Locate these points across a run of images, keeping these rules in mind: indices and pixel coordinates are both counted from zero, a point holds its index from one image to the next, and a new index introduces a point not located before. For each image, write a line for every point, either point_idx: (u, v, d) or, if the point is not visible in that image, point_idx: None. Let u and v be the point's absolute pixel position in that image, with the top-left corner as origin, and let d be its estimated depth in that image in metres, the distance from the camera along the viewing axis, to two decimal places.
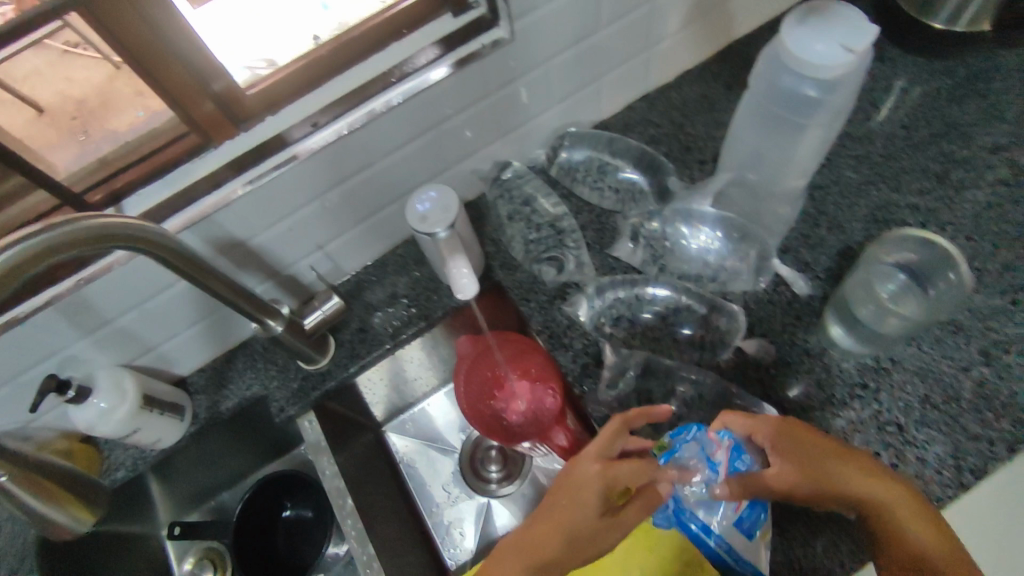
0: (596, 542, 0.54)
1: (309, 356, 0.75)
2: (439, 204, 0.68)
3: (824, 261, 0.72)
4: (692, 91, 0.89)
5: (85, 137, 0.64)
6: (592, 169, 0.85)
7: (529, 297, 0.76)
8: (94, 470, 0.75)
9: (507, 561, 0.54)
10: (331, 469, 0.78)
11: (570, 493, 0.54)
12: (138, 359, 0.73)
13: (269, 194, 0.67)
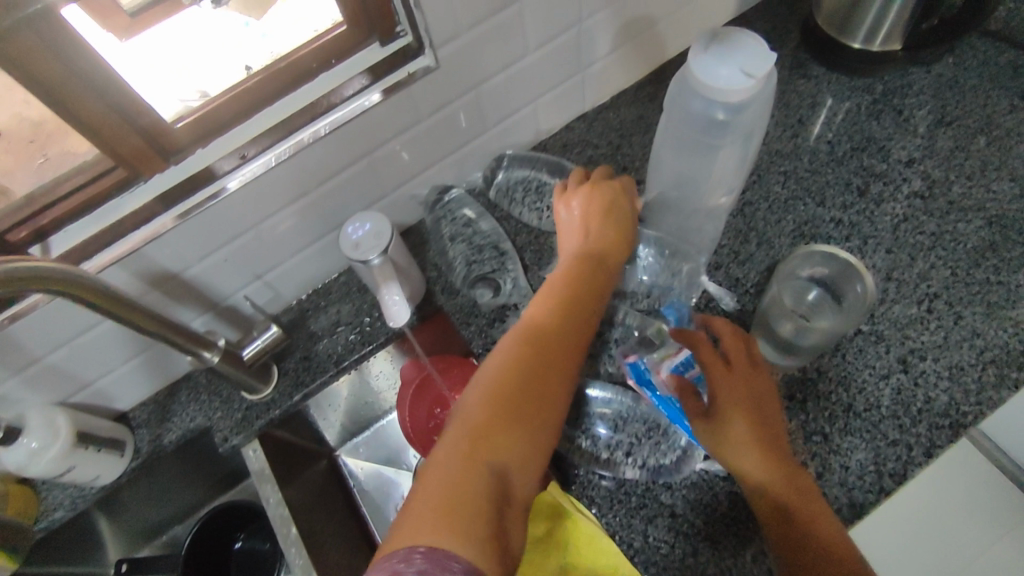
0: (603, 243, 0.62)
1: (249, 385, 0.75)
2: (372, 232, 0.69)
3: (753, 276, 0.76)
4: (629, 112, 0.92)
5: (43, 160, 0.64)
6: (530, 188, 0.86)
7: (470, 321, 0.78)
8: (30, 514, 0.73)
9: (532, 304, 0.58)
10: (275, 497, 0.78)
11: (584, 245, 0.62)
12: (74, 395, 0.72)
13: (200, 227, 0.67)
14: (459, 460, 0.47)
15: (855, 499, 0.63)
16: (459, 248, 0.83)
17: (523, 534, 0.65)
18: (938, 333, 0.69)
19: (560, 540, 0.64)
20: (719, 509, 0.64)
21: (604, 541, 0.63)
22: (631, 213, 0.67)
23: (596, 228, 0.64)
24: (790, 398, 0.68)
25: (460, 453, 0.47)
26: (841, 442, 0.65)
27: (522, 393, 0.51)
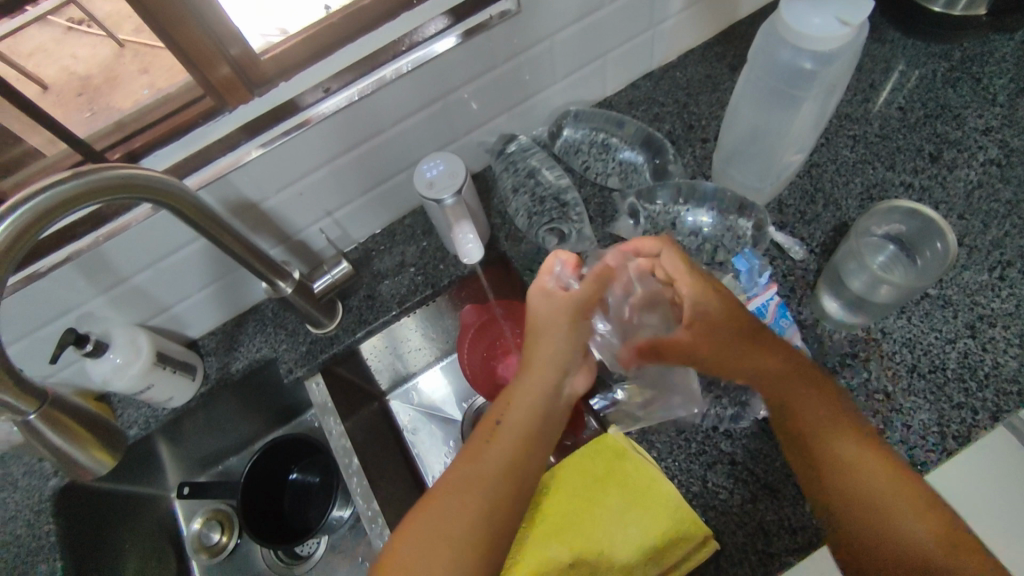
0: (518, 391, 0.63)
1: (316, 319, 0.77)
2: (446, 172, 0.70)
3: (820, 236, 0.75)
4: (696, 71, 0.91)
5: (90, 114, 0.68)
6: (594, 145, 0.86)
7: (533, 268, 0.80)
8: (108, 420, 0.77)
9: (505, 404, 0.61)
10: (338, 429, 0.81)
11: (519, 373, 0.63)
12: (153, 318, 0.76)
13: (281, 158, 0.68)
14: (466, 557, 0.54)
15: (917, 457, 0.63)
16: (521, 201, 0.83)
17: (585, 474, 0.68)
18: (1009, 301, 0.68)
19: (620, 478, 0.66)
20: (780, 459, 0.64)
21: (665, 483, 0.64)
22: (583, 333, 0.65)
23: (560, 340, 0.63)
24: (853, 356, 0.68)
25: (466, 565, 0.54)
26: (904, 402, 0.65)
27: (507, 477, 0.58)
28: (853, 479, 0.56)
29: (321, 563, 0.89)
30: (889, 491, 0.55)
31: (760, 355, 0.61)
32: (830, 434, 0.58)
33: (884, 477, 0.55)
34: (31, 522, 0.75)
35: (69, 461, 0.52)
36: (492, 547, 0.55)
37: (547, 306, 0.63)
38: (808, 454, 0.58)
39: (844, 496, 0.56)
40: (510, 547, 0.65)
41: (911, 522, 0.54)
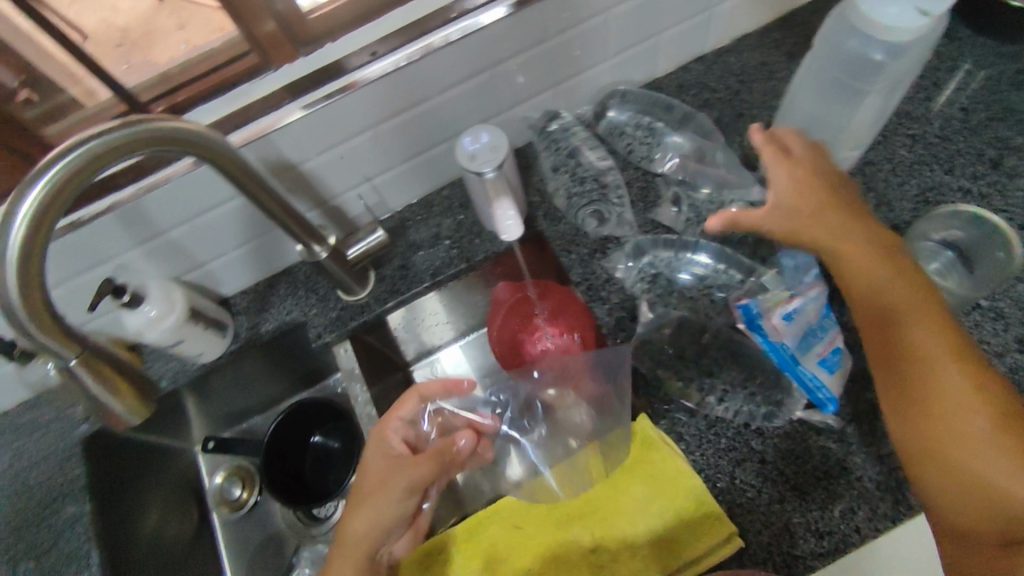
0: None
1: (348, 286, 0.76)
2: (490, 144, 0.68)
3: None
4: (751, 58, 0.88)
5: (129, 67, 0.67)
6: (641, 126, 0.84)
7: (571, 249, 0.77)
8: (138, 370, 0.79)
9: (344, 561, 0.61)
10: (363, 397, 0.81)
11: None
12: (187, 274, 0.76)
13: (324, 121, 0.67)
14: None
15: None
16: (560, 181, 0.82)
17: (612, 461, 0.67)
18: None
19: (645, 467, 0.65)
20: (811, 461, 0.63)
21: (691, 476, 0.63)
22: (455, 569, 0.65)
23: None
24: None
25: None
26: None
27: None
28: (962, 444, 0.49)
29: (338, 527, 0.89)
30: (1001, 448, 0.48)
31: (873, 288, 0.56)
32: (899, 358, 0.54)
33: (1006, 442, 0.48)
34: (61, 464, 0.77)
35: (106, 409, 0.52)
36: None
37: (377, 461, 0.65)
38: (913, 405, 0.52)
39: (948, 469, 0.50)
40: (529, 526, 0.66)
41: (1006, 473, 0.47)
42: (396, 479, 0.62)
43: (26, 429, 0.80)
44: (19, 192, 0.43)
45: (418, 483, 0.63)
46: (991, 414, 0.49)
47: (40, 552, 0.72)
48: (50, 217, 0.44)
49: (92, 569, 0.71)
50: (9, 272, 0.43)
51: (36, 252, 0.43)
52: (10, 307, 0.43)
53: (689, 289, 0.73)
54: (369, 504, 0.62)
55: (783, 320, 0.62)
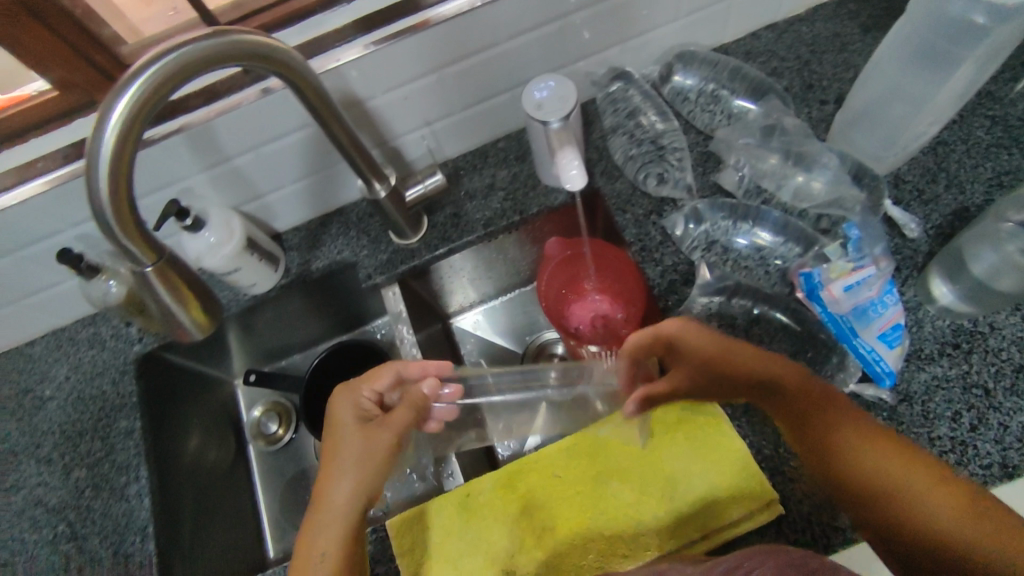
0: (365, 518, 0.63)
1: (402, 229, 0.77)
2: (556, 94, 0.68)
3: (937, 217, 0.70)
4: (825, 28, 0.85)
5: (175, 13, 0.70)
6: (704, 96, 0.81)
7: (626, 209, 0.76)
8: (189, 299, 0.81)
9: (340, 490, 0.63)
10: (409, 339, 0.82)
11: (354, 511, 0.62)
12: (246, 204, 0.77)
13: (396, 58, 0.67)
14: None
15: (1011, 460, 0.60)
16: (620, 141, 0.80)
17: (654, 422, 0.67)
18: None
19: (688, 429, 0.66)
20: None
21: (734, 440, 0.64)
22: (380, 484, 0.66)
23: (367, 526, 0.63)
24: (954, 346, 0.65)
25: None
26: (1005, 401, 0.62)
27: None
28: (843, 443, 0.56)
29: None
30: (862, 445, 0.55)
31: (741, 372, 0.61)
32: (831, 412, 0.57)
33: (880, 445, 0.55)
34: (115, 380, 0.80)
35: (173, 320, 0.53)
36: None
37: (348, 411, 0.66)
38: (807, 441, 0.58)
39: (893, 522, 0.52)
40: (568, 477, 0.67)
41: (919, 486, 0.52)
42: (335, 494, 0.62)
43: (82, 344, 0.83)
44: (114, 91, 0.42)
45: (399, 431, 0.67)
46: (857, 430, 0.56)
47: (94, 461, 0.76)
48: (141, 122, 0.43)
49: (141, 482, 0.74)
50: (100, 169, 0.43)
51: (126, 154, 0.43)
52: (99, 203, 0.44)
53: (745, 257, 0.73)
54: (337, 480, 0.63)
55: (842, 292, 0.62)
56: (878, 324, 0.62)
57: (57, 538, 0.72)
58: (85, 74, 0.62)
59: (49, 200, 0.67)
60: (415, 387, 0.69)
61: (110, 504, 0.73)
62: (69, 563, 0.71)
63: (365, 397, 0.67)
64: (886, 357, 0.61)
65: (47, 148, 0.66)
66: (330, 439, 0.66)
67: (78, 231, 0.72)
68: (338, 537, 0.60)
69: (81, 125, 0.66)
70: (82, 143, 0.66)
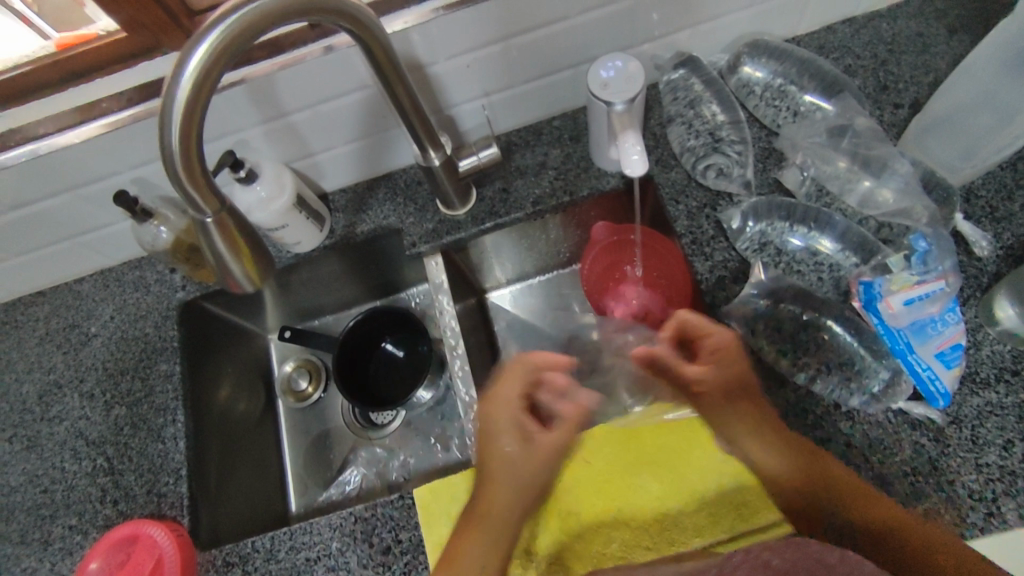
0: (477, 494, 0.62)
1: (450, 200, 0.76)
2: (624, 74, 0.66)
3: (1009, 236, 0.67)
4: (907, 27, 0.80)
5: None
6: (772, 88, 0.77)
7: (679, 200, 0.74)
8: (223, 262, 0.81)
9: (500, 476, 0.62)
10: (448, 311, 0.81)
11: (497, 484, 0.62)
12: (297, 161, 0.77)
13: (464, 24, 0.65)
14: None
15: None
16: (677, 130, 0.77)
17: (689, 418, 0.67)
18: None
19: None
20: (900, 455, 0.61)
21: None
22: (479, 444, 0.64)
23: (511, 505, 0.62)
24: (1012, 372, 0.62)
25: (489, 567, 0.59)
26: None
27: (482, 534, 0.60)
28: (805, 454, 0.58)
29: (395, 435, 0.91)
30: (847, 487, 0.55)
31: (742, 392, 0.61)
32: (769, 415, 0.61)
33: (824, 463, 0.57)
34: (158, 325, 0.81)
35: (225, 270, 0.53)
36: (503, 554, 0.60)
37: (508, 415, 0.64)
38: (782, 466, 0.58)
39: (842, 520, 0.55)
40: (598, 466, 0.67)
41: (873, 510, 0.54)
42: (469, 551, 0.59)
43: (128, 286, 0.84)
44: (193, 38, 0.42)
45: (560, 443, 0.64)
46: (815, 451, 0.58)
47: (134, 400, 0.78)
48: (216, 71, 0.43)
49: (178, 425, 0.76)
50: (173, 116, 0.43)
51: (200, 102, 0.43)
52: (168, 149, 0.44)
53: (800, 260, 0.70)
54: (475, 535, 0.59)
55: (903, 307, 0.61)
56: (937, 342, 0.61)
57: (95, 471, 0.75)
58: (154, 16, 0.62)
59: (110, 141, 0.67)
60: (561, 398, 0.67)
61: (146, 444, 0.75)
62: (106, 496, 0.73)
63: (507, 444, 0.63)
64: (942, 375, 0.60)
65: (112, 90, 0.67)
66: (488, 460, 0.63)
67: (134, 174, 0.73)
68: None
69: (146, 69, 0.67)
70: (146, 87, 0.66)
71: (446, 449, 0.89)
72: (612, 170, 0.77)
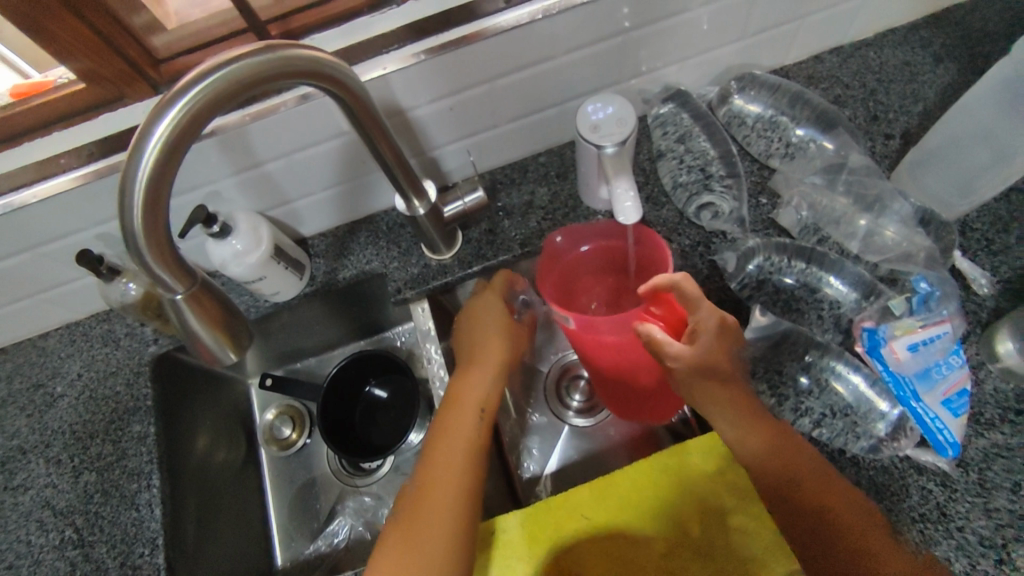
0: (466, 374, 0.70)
1: (435, 244, 0.73)
2: (615, 116, 0.64)
3: (1005, 270, 0.66)
4: (894, 56, 0.79)
5: None
6: (763, 121, 0.76)
7: (672, 238, 0.72)
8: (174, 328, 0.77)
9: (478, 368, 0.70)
10: (436, 358, 0.78)
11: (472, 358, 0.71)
12: (274, 209, 0.74)
13: (446, 68, 0.63)
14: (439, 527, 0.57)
15: None
16: (668, 165, 0.75)
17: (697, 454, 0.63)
18: None
19: (728, 479, 0.61)
20: (908, 501, 0.58)
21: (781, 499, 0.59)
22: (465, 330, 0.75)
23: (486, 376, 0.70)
24: (1016, 412, 0.61)
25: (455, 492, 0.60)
26: None
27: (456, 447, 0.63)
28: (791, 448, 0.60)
29: (383, 481, 0.87)
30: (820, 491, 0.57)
31: (720, 385, 0.60)
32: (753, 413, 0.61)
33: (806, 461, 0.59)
34: (130, 382, 0.77)
35: (196, 342, 0.48)
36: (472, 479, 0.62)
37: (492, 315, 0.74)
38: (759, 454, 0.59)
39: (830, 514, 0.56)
40: (596, 518, 0.62)
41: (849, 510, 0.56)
42: (466, 393, 0.68)
43: (96, 341, 0.80)
44: (157, 109, 0.39)
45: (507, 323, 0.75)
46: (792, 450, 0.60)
47: (104, 465, 0.73)
48: (183, 146, 0.40)
49: (152, 491, 0.71)
50: (136, 191, 0.39)
51: (166, 178, 0.40)
52: (131, 228, 0.40)
53: (797, 297, 0.69)
54: (468, 382, 0.68)
55: (907, 351, 0.60)
56: (942, 389, 0.60)
57: (63, 543, 0.70)
58: (115, 68, 0.58)
59: (72, 198, 0.64)
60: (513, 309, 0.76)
61: (119, 512, 0.71)
62: (76, 570, 0.69)
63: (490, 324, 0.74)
64: (950, 423, 0.59)
65: (73, 144, 0.63)
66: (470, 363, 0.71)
67: (98, 231, 0.69)
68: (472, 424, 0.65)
69: (107, 121, 0.63)
70: (108, 139, 0.62)
71: None
72: (600, 209, 0.75)
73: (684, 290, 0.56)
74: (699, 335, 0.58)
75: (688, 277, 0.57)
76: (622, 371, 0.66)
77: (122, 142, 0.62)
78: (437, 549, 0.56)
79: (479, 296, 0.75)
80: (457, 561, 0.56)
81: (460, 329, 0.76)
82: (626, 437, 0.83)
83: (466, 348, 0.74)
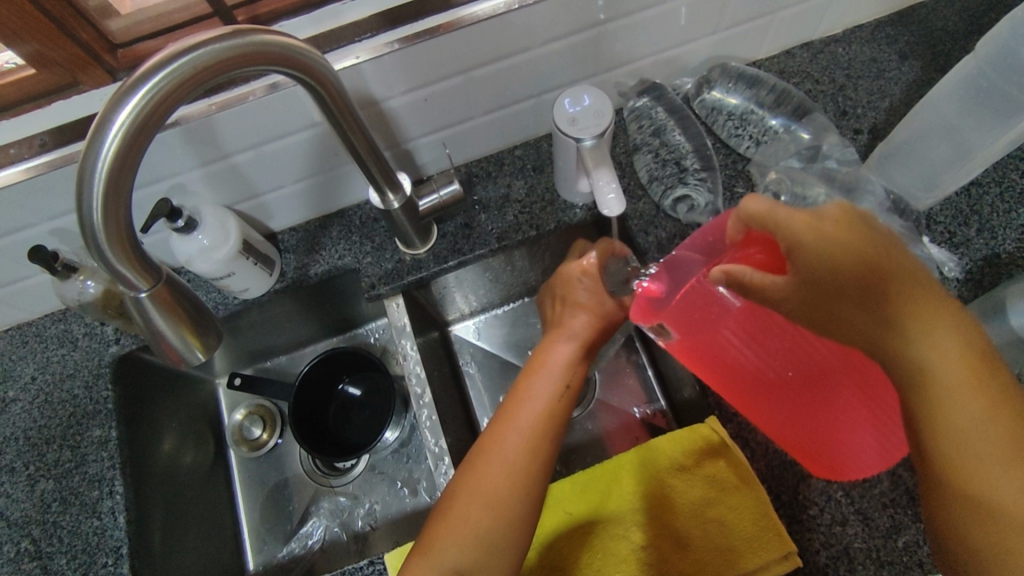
0: (548, 347, 0.64)
1: (410, 239, 0.72)
2: (592, 108, 0.63)
3: (968, 261, 0.68)
4: (861, 52, 0.81)
5: None
6: (737, 114, 0.76)
7: (649, 231, 0.72)
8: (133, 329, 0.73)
9: (561, 345, 0.64)
10: (412, 355, 0.77)
11: (560, 332, 0.65)
12: (241, 203, 0.72)
13: (420, 58, 0.62)
14: (476, 515, 0.55)
15: None
16: (643, 158, 0.75)
17: (682, 446, 0.63)
18: None
19: (708, 473, 0.61)
20: (879, 487, 0.60)
21: (757, 490, 0.59)
22: (558, 302, 0.68)
23: (570, 358, 0.63)
24: None
25: (506, 479, 0.56)
26: None
27: (524, 428, 0.59)
28: (927, 341, 0.44)
29: (359, 480, 0.85)
30: (997, 466, 0.43)
31: (843, 298, 0.45)
32: (888, 301, 0.44)
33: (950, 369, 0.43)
34: (88, 384, 0.73)
35: (162, 343, 0.46)
36: (527, 480, 0.57)
37: (586, 292, 0.66)
38: (911, 388, 0.45)
39: (944, 432, 0.44)
40: (580, 515, 0.62)
41: (966, 425, 0.43)
42: (556, 355, 0.63)
43: (51, 342, 0.76)
44: (117, 97, 0.36)
45: (601, 314, 0.65)
46: (950, 346, 0.43)
47: (62, 472, 0.70)
48: (146, 135, 0.38)
49: (115, 498, 0.68)
50: (94, 185, 0.37)
51: (127, 168, 0.38)
52: (90, 222, 0.38)
53: None
54: (558, 342, 0.64)
55: None
56: None
57: (18, 556, 0.67)
58: (67, 53, 0.55)
59: (23, 191, 0.60)
60: (601, 291, 0.65)
61: (79, 521, 0.67)
62: None
63: (578, 301, 0.65)
64: None
65: (23, 134, 0.59)
66: (552, 336, 0.65)
67: (52, 226, 0.66)
68: (556, 387, 0.61)
69: (60, 109, 0.59)
70: (62, 129, 0.59)
71: (414, 494, 0.83)
72: (577, 202, 0.74)
73: (756, 215, 0.47)
74: (795, 255, 0.45)
75: (752, 197, 0.47)
76: (810, 389, 0.54)
77: (77, 131, 0.58)
78: (493, 493, 0.56)
79: (578, 261, 0.66)
80: (494, 561, 0.54)
81: (552, 281, 0.70)
82: (603, 432, 0.83)
83: (559, 305, 0.68)
